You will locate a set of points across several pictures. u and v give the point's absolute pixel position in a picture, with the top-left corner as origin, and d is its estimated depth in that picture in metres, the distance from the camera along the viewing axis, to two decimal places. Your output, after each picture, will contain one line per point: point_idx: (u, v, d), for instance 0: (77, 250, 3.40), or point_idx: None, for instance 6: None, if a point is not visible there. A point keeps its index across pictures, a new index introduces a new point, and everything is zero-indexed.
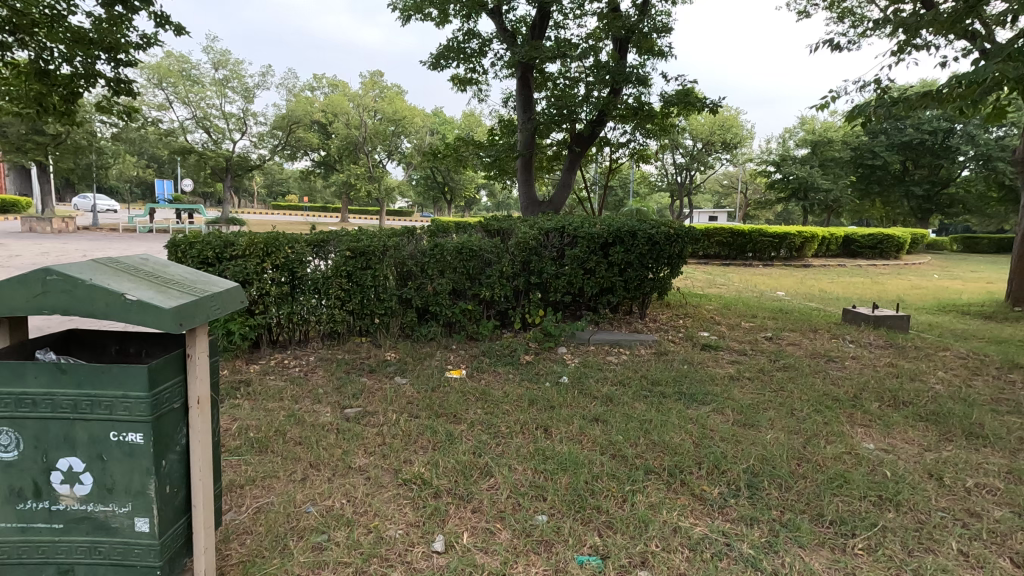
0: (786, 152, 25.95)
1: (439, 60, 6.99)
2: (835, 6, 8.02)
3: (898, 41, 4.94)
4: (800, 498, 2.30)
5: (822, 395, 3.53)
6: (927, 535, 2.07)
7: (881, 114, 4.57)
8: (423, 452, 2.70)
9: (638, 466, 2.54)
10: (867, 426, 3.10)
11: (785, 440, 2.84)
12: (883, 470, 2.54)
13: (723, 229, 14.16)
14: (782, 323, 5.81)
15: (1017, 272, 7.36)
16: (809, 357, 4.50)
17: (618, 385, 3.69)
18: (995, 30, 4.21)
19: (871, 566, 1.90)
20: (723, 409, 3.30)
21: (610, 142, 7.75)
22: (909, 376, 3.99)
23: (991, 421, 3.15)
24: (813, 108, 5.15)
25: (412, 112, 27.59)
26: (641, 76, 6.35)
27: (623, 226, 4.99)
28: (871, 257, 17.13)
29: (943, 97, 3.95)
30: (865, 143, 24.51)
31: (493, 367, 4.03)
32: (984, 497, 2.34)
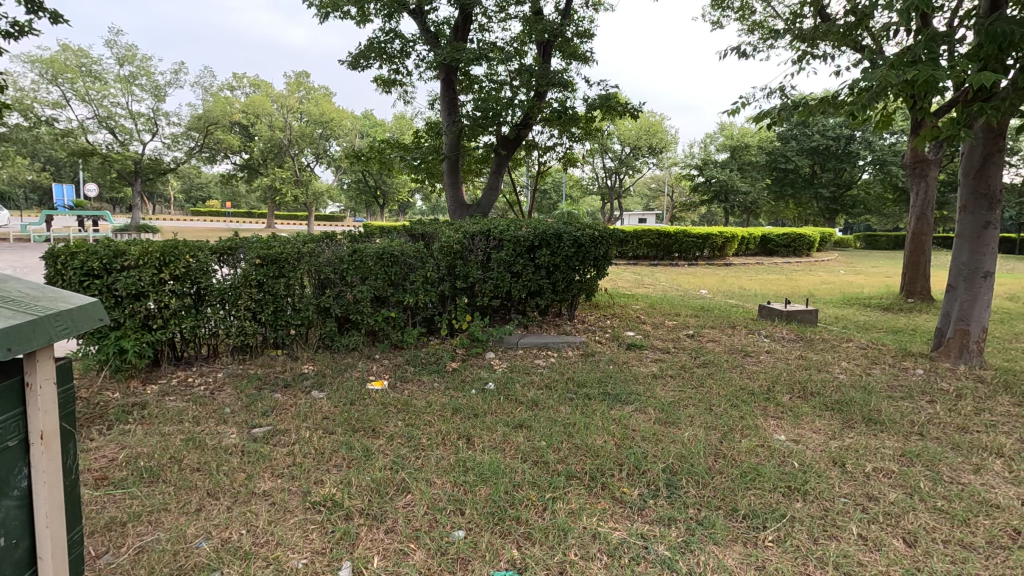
0: (707, 157, 27.31)
1: (360, 59, 6.76)
2: (745, 18, 8.46)
3: (800, 51, 5.24)
4: (715, 494, 2.33)
5: (739, 390, 3.66)
6: (831, 522, 2.15)
7: (785, 118, 4.81)
8: (337, 471, 2.54)
9: (560, 472, 2.51)
10: (779, 418, 3.23)
11: (702, 436, 2.90)
12: (792, 461, 2.64)
13: (651, 231, 14.59)
14: (703, 320, 6.03)
15: (910, 267, 8.00)
16: (727, 353, 4.68)
17: (544, 389, 3.66)
18: (883, 42, 4.53)
19: (780, 558, 1.94)
20: (646, 408, 3.34)
21: (538, 145, 7.80)
22: (817, 367, 4.22)
23: (887, 407, 3.36)
24: (725, 113, 5.34)
25: (341, 115, 26.79)
26: (564, 80, 6.41)
27: (549, 229, 4.99)
28: (786, 255, 18.26)
29: (839, 103, 4.21)
30: (777, 148, 26.15)
31: (418, 376, 3.90)
32: (881, 481, 2.47)
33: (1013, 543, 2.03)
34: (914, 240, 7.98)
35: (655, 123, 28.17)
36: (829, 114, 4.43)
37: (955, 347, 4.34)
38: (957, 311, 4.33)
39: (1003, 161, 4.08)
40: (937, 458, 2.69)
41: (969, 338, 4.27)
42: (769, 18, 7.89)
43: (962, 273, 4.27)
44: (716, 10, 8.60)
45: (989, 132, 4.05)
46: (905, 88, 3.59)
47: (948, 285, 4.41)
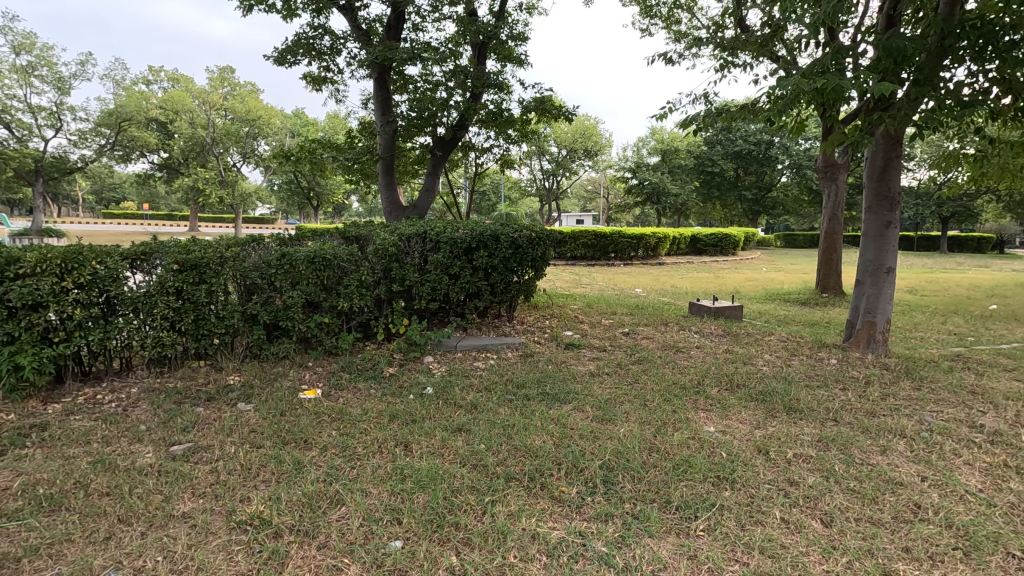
0: (640, 160, 28.26)
1: (287, 54, 6.48)
2: (672, 27, 8.80)
3: (723, 59, 5.49)
4: (650, 488, 2.40)
5: (671, 385, 3.79)
6: (757, 508, 2.26)
7: (709, 123, 5.03)
8: (265, 487, 2.41)
9: (499, 474, 2.49)
10: (708, 410, 3.37)
11: (637, 431, 2.97)
12: (720, 451, 2.76)
13: (588, 231, 14.90)
14: (637, 318, 6.21)
15: (824, 263, 8.58)
16: (660, 349, 4.84)
17: (483, 391, 3.64)
18: (796, 54, 4.83)
19: (710, 546, 2.01)
20: (583, 406, 3.39)
21: (474, 147, 7.78)
22: (743, 360, 4.44)
23: (806, 396, 3.58)
24: (655, 118, 5.52)
25: (269, 112, 25.68)
26: (499, 82, 6.43)
27: (486, 231, 4.98)
28: (714, 254, 19.19)
29: (758, 109, 4.46)
30: (705, 152, 27.42)
31: (354, 383, 3.77)
32: (801, 467, 2.62)
33: (914, 516, 2.21)
34: (828, 239, 8.55)
35: (590, 127, 28.87)
36: (750, 120, 4.68)
37: (863, 337, 4.68)
38: (864, 305, 4.67)
39: (901, 166, 4.44)
40: (850, 442, 2.89)
41: (875, 329, 4.62)
42: (694, 28, 8.26)
43: (868, 269, 4.61)
44: (645, 18, 8.89)
45: (888, 139, 4.40)
46: (816, 96, 3.84)
47: (856, 280, 4.76)
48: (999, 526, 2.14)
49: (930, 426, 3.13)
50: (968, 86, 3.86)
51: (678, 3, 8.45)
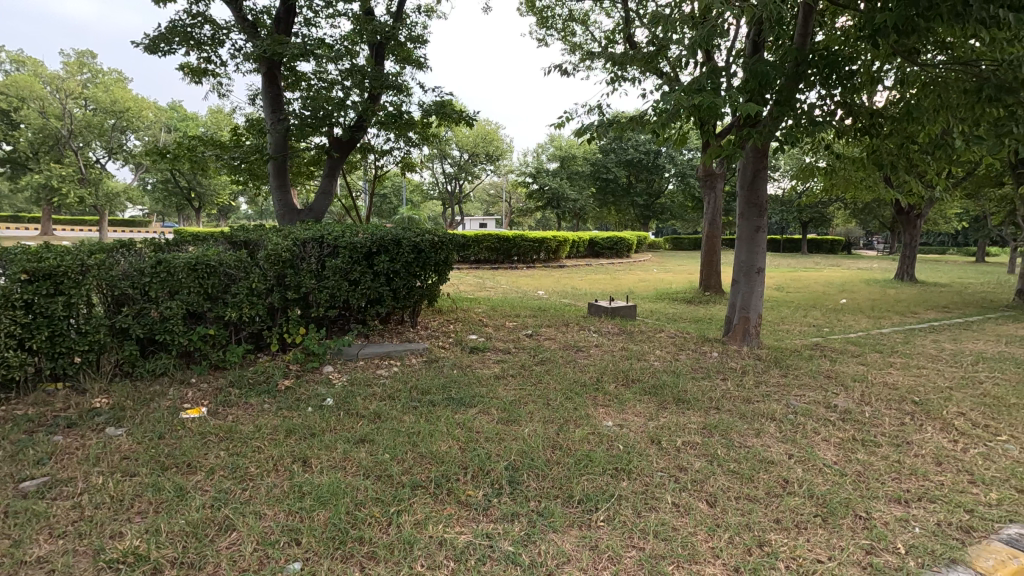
0: (540, 166, 29.06)
1: (160, 42, 5.91)
2: (567, 39, 9.15)
3: (614, 73, 5.81)
4: (554, 484, 2.48)
5: (572, 383, 3.94)
6: (651, 495, 2.41)
7: (602, 133, 5.30)
8: (142, 518, 2.18)
9: (404, 483, 2.45)
10: (607, 406, 3.55)
11: (541, 431, 3.05)
12: (617, 444, 2.91)
13: (491, 235, 15.04)
14: (540, 320, 6.39)
15: (706, 265, 9.34)
16: (561, 349, 5.01)
17: (387, 400, 3.55)
18: (678, 72, 5.22)
19: (610, 535, 2.12)
20: (488, 408, 3.43)
21: (373, 148, 7.57)
22: (637, 357, 4.72)
23: (692, 387, 3.89)
24: (553, 126, 5.70)
25: (140, 104, 23.28)
26: (399, 84, 6.32)
27: (387, 235, 4.87)
28: (610, 257, 20.20)
29: (646, 122, 4.77)
30: (600, 160, 28.80)
31: (244, 399, 3.51)
32: (689, 453, 2.83)
33: (783, 490, 2.47)
34: (710, 242, 9.32)
35: (491, 132, 29.27)
36: (638, 131, 4.99)
37: (740, 331, 5.15)
38: (740, 301, 5.15)
39: (767, 177, 4.95)
40: (730, 428, 3.17)
41: (749, 323, 5.11)
42: (588, 41, 8.66)
43: (742, 270, 5.08)
44: (541, 29, 9.17)
45: (757, 153, 4.89)
46: (695, 112, 4.18)
47: (732, 280, 5.22)
48: (848, 492, 2.46)
49: (795, 409, 3.52)
50: (819, 107, 4.40)
51: (572, 16, 8.82)
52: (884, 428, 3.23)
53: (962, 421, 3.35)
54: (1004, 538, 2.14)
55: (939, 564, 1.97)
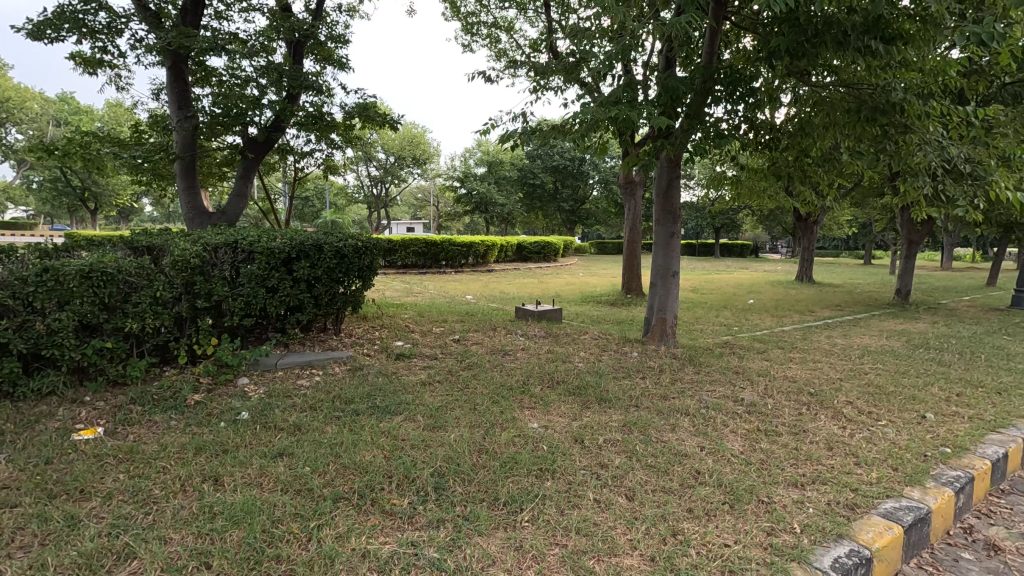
0: (467, 171, 29.10)
1: (46, 28, 5.38)
2: (492, 45, 9.24)
3: (537, 82, 5.93)
4: (480, 488, 2.49)
5: (499, 387, 3.98)
6: (574, 493, 2.48)
7: (526, 141, 5.40)
8: (24, 553, 1.97)
9: (325, 496, 2.38)
10: (532, 408, 3.61)
11: (467, 436, 3.06)
12: (542, 445, 2.98)
13: (418, 240, 14.86)
14: (467, 324, 6.40)
15: (628, 268, 9.72)
16: (488, 353, 5.05)
17: (308, 411, 3.42)
18: (598, 83, 5.42)
19: (534, 534, 2.16)
20: (415, 415, 3.39)
21: (292, 150, 7.28)
22: (562, 359, 4.85)
23: (613, 387, 4.04)
24: (478, 132, 5.73)
25: (23, 94, 21.05)
26: (319, 85, 6.12)
27: (307, 240, 4.69)
28: (537, 261, 20.55)
29: (567, 131, 4.91)
30: (526, 165, 29.27)
31: (148, 417, 3.26)
32: (610, 451, 2.94)
33: (695, 481, 2.63)
34: (631, 246, 9.71)
35: (418, 135, 28.99)
36: (560, 139, 5.13)
37: (658, 332, 5.41)
38: (658, 303, 5.41)
39: (680, 186, 5.24)
40: (648, 424, 3.32)
41: (666, 324, 5.37)
42: (512, 49, 8.79)
43: (659, 273, 5.34)
44: (466, 34, 9.21)
45: (670, 163, 5.16)
46: (613, 123, 4.36)
47: (650, 283, 5.47)
48: (753, 479, 2.65)
49: (707, 403, 3.75)
50: (725, 121, 4.72)
51: (497, 23, 8.92)
52: (785, 419, 3.51)
53: (849, 409, 3.70)
54: (882, 512, 2.39)
55: (829, 540, 2.17)
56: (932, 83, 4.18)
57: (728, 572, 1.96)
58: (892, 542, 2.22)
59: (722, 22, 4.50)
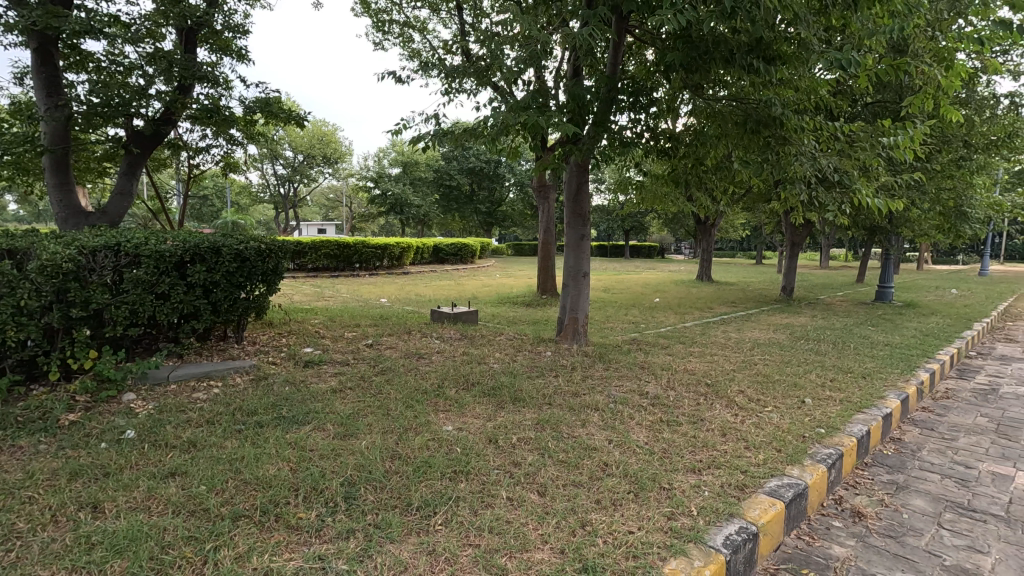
0: (382, 171, 28.46)
1: None
2: (405, 45, 9.09)
3: (449, 84, 5.91)
4: (391, 495, 2.45)
5: (413, 391, 3.92)
6: (487, 492, 2.51)
7: (438, 143, 5.36)
8: None
9: (224, 516, 2.23)
10: (447, 411, 3.60)
11: (379, 442, 2.99)
12: (456, 447, 2.98)
13: (330, 242, 14.28)
14: (381, 328, 6.25)
15: (543, 270, 9.95)
16: (403, 357, 4.96)
17: (205, 425, 3.19)
18: (509, 88, 5.50)
19: (448, 537, 2.15)
20: (324, 424, 3.27)
21: (185, 145, 6.75)
22: (477, 360, 4.87)
23: (527, 386, 4.12)
24: (390, 133, 5.62)
25: None
26: (214, 76, 5.72)
27: (203, 242, 4.37)
28: (454, 263, 20.49)
29: (480, 134, 4.94)
30: (442, 167, 29.11)
31: (11, 442, 2.89)
32: (523, 449, 3.00)
33: (603, 473, 2.74)
34: (545, 248, 9.94)
35: (328, 133, 27.92)
36: (473, 142, 5.15)
37: (570, 331, 5.58)
38: (569, 304, 5.57)
39: (588, 190, 5.43)
40: (559, 421, 3.42)
41: (577, 324, 5.56)
42: (426, 49, 8.71)
43: (570, 274, 5.51)
44: (378, 32, 9.00)
45: (578, 168, 5.34)
46: (524, 128, 4.45)
47: (562, 284, 5.63)
48: (655, 468, 2.81)
49: (615, 398, 3.92)
50: (629, 129, 4.96)
51: (409, 23, 8.80)
52: (685, 409, 3.75)
53: (741, 398, 4.02)
54: (767, 491, 2.62)
55: (721, 519, 2.35)
56: (806, 101, 4.64)
57: (632, 557, 2.06)
58: (775, 517, 2.44)
59: (624, 35, 4.73)
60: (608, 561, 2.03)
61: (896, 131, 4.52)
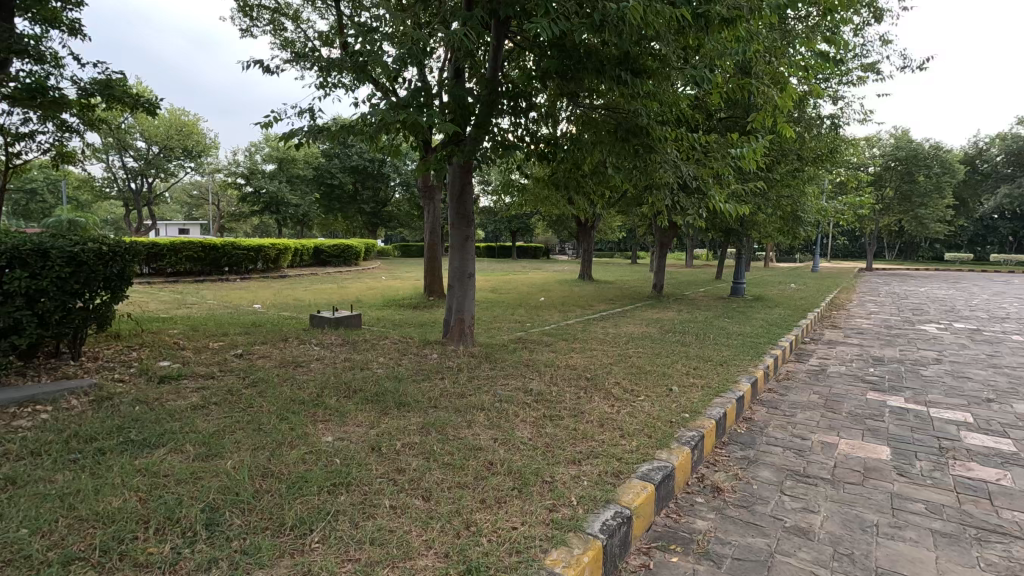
0: (254, 166, 26.46)
1: None
2: (277, 33, 8.52)
3: (324, 78, 5.61)
4: (261, 516, 2.26)
5: (289, 402, 3.67)
6: (369, 503, 2.41)
7: (313, 139, 5.06)
8: None
9: (50, 561, 1.91)
10: (326, 421, 3.41)
11: (249, 460, 2.75)
12: (336, 458, 2.84)
13: (193, 243, 12.94)
14: (252, 337, 5.78)
15: (430, 271, 9.85)
16: (277, 367, 4.63)
17: (29, 458, 2.73)
18: (389, 85, 5.34)
19: (325, 555, 2.04)
20: (182, 446, 2.94)
21: (3, 130, 5.74)
22: (360, 366, 4.69)
23: (412, 390, 4.04)
24: (260, 127, 5.20)
25: None
26: (39, 51, 4.94)
27: (25, 244, 3.73)
28: (337, 265, 19.60)
29: (358, 131, 4.74)
30: (322, 164, 27.76)
31: None
32: (407, 454, 2.93)
33: (488, 472, 2.76)
34: (431, 249, 9.85)
35: (189, 123, 25.39)
36: (351, 140, 4.93)
37: (457, 332, 5.56)
38: (455, 304, 5.55)
39: (472, 191, 5.45)
40: (445, 423, 3.40)
41: (464, 324, 5.56)
42: (300, 40, 8.20)
43: (455, 275, 5.50)
44: (245, 16, 8.33)
45: (462, 169, 5.34)
46: (404, 127, 4.35)
47: (448, 285, 5.60)
48: (538, 463, 2.88)
49: (500, 397, 3.97)
50: (510, 133, 5.05)
51: (281, 10, 8.25)
52: (566, 403, 3.90)
53: (617, 389, 4.27)
54: (639, 475, 2.80)
55: (599, 507, 2.46)
56: (669, 112, 5.04)
57: (515, 553, 2.10)
58: (647, 499, 2.61)
59: (503, 39, 4.79)
60: (491, 559, 2.04)
61: (743, 144, 5.07)
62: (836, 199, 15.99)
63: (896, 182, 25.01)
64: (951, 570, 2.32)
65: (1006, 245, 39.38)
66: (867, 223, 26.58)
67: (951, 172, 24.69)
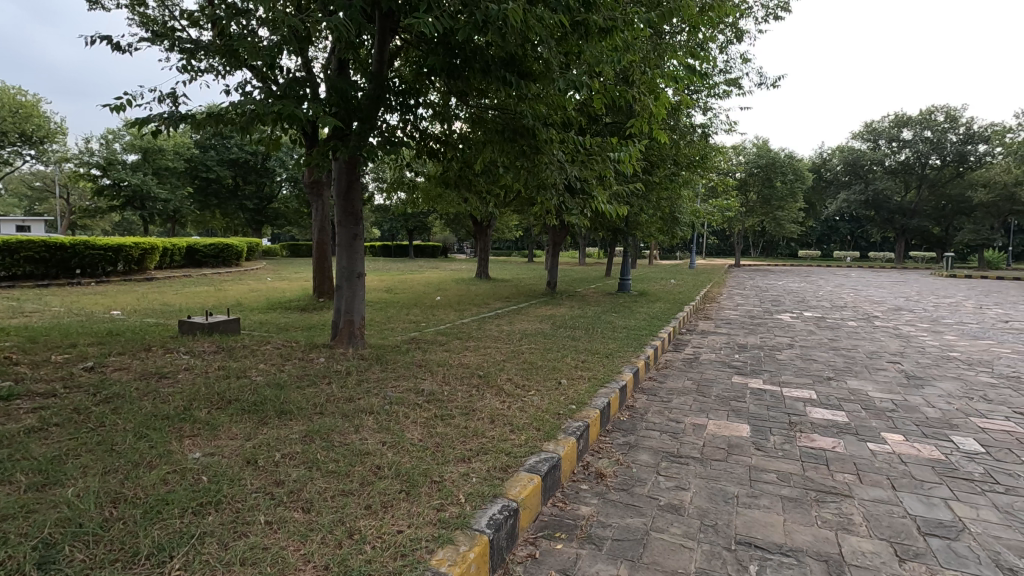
0: (113, 156, 23.56)
1: None
2: (136, 8, 7.64)
3: (189, 60, 5.11)
4: (111, 548, 2.02)
5: (150, 418, 3.32)
6: (241, 520, 2.25)
7: (176, 128, 4.59)
8: None
9: None
10: (195, 436, 3.13)
11: (96, 486, 2.45)
12: (203, 476, 2.60)
13: (35, 243, 11.25)
14: (107, 347, 5.14)
15: (319, 271, 9.38)
16: (137, 379, 4.16)
17: None
18: (265, 72, 4.98)
19: None
20: (11, 476, 2.54)
21: None
22: (236, 374, 4.35)
23: (295, 396, 3.82)
24: (110, 111, 4.62)
25: None
26: None
27: None
28: (214, 266, 18.05)
29: (230, 121, 4.38)
30: (195, 156, 25.43)
31: None
32: (287, 465, 2.76)
33: (374, 476, 2.69)
34: (320, 248, 9.38)
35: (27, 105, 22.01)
36: (222, 130, 4.54)
37: (345, 334, 5.35)
38: (343, 305, 5.34)
39: (360, 188, 5.27)
40: (330, 429, 3.25)
41: (353, 326, 5.36)
42: (163, 18, 7.42)
43: (342, 275, 5.28)
44: None
45: (348, 165, 5.15)
46: (281, 119, 4.09)
47: (335, 286, 5.37)
48: (427, 463, 2.85)
49: (390, 399, 3.87)
50: (398, 129, 4.94)
51: None
52: (457, 402, 3.90)
53: (507, 385, 4.35)
54: (527, 468, 2.88)
55: (486, 502, 2.49)
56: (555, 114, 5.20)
57: (399, 557, 2.06)
58: (533, 490, 2.69)
59: (389, 34, 4.68)
60: (375, 566, 1.99)
61: (622, 147, 5.37)
62: (707, 202, 17.50)
63: (758, 187, 27.83)
64: (795, 530, 2.62)
65: (845, 243, 45.42)
66: (735, 223, 29.36)
67: (802, 179, 27.98)
